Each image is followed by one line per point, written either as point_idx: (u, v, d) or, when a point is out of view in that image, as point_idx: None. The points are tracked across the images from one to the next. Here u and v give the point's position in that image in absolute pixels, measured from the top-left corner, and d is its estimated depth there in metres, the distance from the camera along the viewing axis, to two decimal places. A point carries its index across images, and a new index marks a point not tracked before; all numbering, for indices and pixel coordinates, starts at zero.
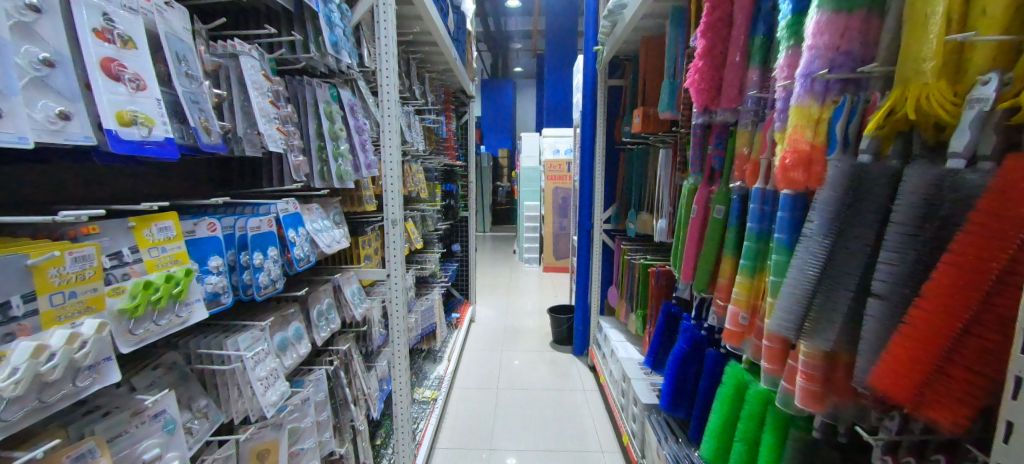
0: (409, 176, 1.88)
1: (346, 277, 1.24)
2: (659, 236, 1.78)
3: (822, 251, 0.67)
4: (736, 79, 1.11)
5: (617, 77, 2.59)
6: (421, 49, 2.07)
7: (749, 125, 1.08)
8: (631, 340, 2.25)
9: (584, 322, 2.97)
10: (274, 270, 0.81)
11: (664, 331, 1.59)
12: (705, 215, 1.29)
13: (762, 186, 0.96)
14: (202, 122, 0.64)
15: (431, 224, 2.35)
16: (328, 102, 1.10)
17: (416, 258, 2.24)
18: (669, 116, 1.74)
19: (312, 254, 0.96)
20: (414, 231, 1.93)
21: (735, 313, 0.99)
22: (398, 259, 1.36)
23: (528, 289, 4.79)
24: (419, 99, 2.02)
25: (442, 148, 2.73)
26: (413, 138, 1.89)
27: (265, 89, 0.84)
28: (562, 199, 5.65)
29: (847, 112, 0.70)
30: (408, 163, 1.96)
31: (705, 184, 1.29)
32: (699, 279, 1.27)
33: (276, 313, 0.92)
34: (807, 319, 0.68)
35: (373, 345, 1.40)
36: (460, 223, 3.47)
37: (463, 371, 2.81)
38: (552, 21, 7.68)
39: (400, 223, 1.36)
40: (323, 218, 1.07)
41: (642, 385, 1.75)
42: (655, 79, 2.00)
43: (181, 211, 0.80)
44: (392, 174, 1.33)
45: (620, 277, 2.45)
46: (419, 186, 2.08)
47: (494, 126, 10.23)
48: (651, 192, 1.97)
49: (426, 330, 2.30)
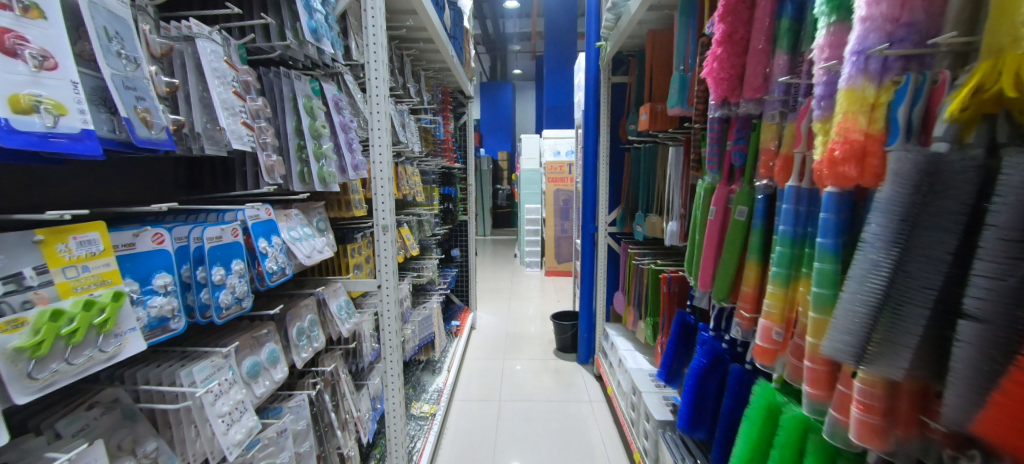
0: (403, 178, 1.78)
1: (333, 289, 1.13)
2: (670, 240, 1.67)
3: (889, 261, 0.56)
4: (761, 66, 1.00)
5: (621, 74, 2.49)
6: (416, 45, 1.97)
7: (776, 116, 0.97)
8: (640, 349, 2.14)
9: (589, 329, 2.86)
10: (239, 288, 0.70)
11: (678, 341, 1.48)
12: (724, 217, 1.18)
13: (795, 184, 0.85)
14: (139, 113, 0.53)
15: (428, 229, 2.24)
16: (309, 96, 1.00)
17: (412, 265, 2.13)
18: (680, 112, 1.63)
19: (288, 266, 0.85)
20: (410, 237, 1.83)
21: (766, 327, 0.88)
22: (390, 268, 1.25)
23: (529, 294, 4.67)
24: (414, 98, 1.92)
25: (440, 149, 2.62)
26: (407, 138, 1.78)
27: (230, 78, 0.73)
28: (563, 201, 5.55)
29: (911, 94, 0.59)
30: (403, 164, 1.85)
31: (724, 183, 1.18)
32: (719, 287, 1.16)
33: (246, 335, 0.80)
34: (872, 342, 0.57)
35: (363, 362, 1.28)
36: (459, 227, 3.37)
37: (464, 381, 2.69)
38: (551, 22, 7.59)
39: (392, 230, 1.25)
40: (304, 225, 0.96)
41: (655, 399, 1.63)
42: (662, 73, 1.90)
43: (128, 220, 0.69)
44: (382, 177, 1.21)
45: (626, 282, 2.34)
46: (415, 189, 1.97)
47: (494, 129, 10.14)
48: (660, 193, 1.86)
49: (424, 341, 2.18)
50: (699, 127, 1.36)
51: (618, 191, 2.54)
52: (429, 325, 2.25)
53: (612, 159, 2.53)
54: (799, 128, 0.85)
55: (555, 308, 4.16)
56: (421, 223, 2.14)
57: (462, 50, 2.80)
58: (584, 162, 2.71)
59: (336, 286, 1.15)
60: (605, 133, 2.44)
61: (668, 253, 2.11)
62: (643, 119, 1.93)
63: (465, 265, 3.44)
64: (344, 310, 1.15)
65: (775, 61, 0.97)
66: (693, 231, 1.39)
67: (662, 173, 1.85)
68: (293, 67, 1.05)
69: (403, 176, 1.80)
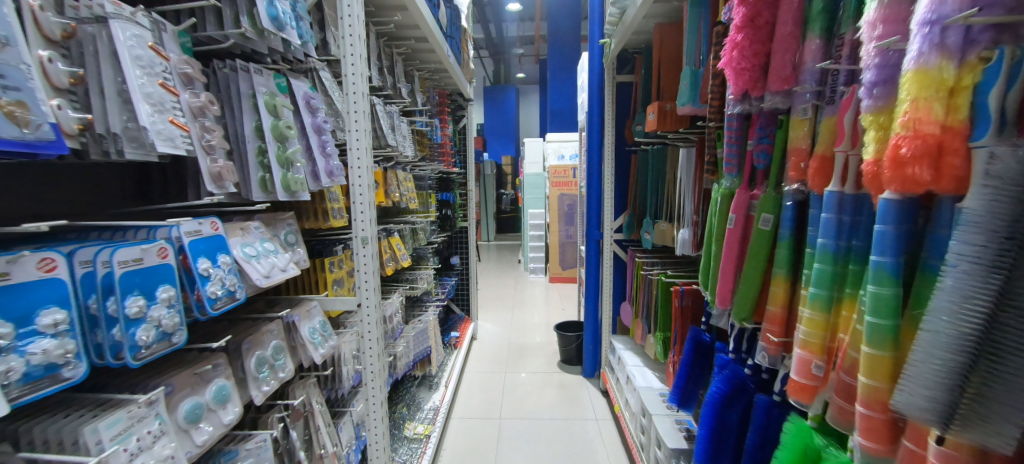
0: (393, 185, 1.67)
1: (304, 310, 1.01)
2: (681, 248, 1.54)
3: (988, 293, 0.42)
4: (789, 53, 0.87)
5: (626, 73, 2.36)
6: (408, 44, 1.86)
7: (808, 110, 0.84)
8: (649, 365, 2.00)
9: (594, 341, 2.72)
10: (166, 321, 0.58)
11: (692, 362, 1.35)
12: (745, 226, 1.05)
13: (836, 190, 0.72)
14: (2, 107, 0.41)
15: (423, 238, 2.12)
16: (274, 93, 0.88)
17: (406, 277, 2.02)
18: (691, 110, 1.50)
19: (241, 289, 0.73)
20: (402, 246, 1.71)
21: (801, 359, 0.75)
22: (371, 285, 1.13)
23: (533, 302, 4.53)
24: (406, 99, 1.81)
25: (437, 154, 2.51)
26: (397, 141, 1.67)
27: (161, 68, 0.62)
28: (568, 206, 5.42)
29: (1004, 75, 0.46)
30: (393, 169, 1.74)
31: (745, 188, 1.05)
32: (740, 305, 1.03)
33: (187, 371, 0.68)
34: (966, 399, 0.43)
35: (343, 389, 1.16)
36: (459, 234, 3.25)
37: (463, 397, 2.56)
38: (555, 24, 7.49)
39: (374, 242, 1.13)
40: (267, 239, 0.85)
41: (667, 423, 1.48)
42: (671, 70, 1.77)
43: (31, 240, 0.57)
44: (361, 183, 1.08)
45: (634, 292, 2.21)
46: (407, 196, 1.86)
47: (497, 133, 10.05)
48: (669, 198, 1.73)
49: (419, 356, 2.05)
50: (715, 126, 1.23)
51: (624, 196, 2.40)
52: (425, 339, 2.13)
53: (618, 162, 2.39)
54: (841, 123, 0.72)
55: (560, 317, 4.02)
56: (415, 231, 2.03)
57: (460, 50, 2.69)
58: (588, 165, 2.58)
59: (309, 305, 1.04)
60: (609, 135, 2.31)
61: (678, 263, 1.97)
62: (650, 119, 1.81)
63: (465, 273, 3.32)
64: (319, 333, 1.02)
65: (807, 46, 0.83)
66: (708, 241, 1.25)
67: (672, 176, 1.72)
68: (258, 61, 0.94)
69: (394, 181, 1.68)
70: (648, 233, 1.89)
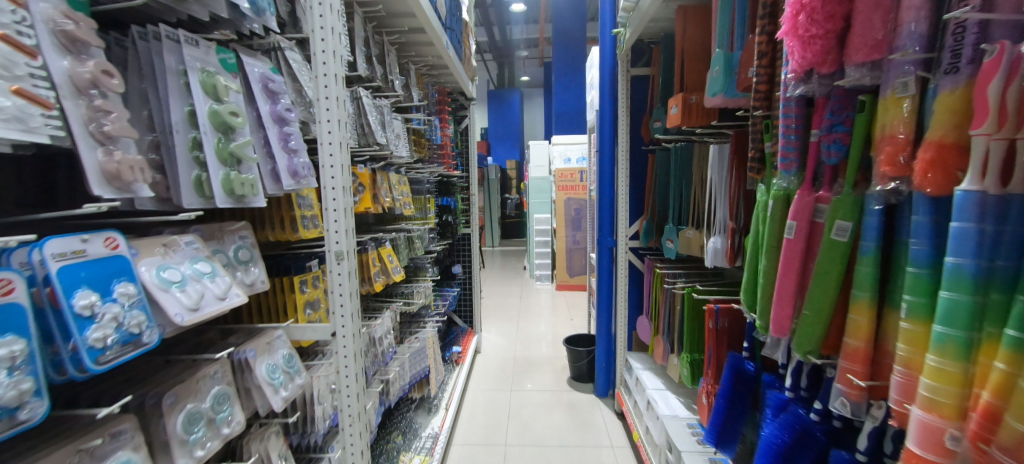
0: (385, 188, 1.48)
1: (261, 345, 0.81)
2: (712, 259, 1.35)
3: None
4: (880, 11, 0.67)
5: (641, 65, 2.16)
6: (402, 34, 1.68)
7: (909, 85, 0.64)
8: (673, 389, 1.78)
9: (608, 357, 2.50)
10: (3, 394, 0.38)
11: (730, 395, 1.13)
12: (809, 235, 0.85)
13: (970, 187, 0.52)
14: None
15: (420, 247, 1.93)
16: (216, 71, 0.69)
17: (401, 290, 1.83)
18: (722, 101, 1.31)
19: (154, 331, 0.53)
20: (394, 257, 1.52)
21: (925, 425, 0.54)
22: (347, 309, 0.92)
23: (540, 312, 4.31)
24: (400, 94, 1.62)
25: (437, 156, 2.33)
26: (389, 140, 1.48)
27: (10, 19, 0.42)
28: (575, 210, 5.19)
29: None
30: (385, 171, 1.55)
31: (807, 189, 0.85)
32: (803, 333, 0.83)
33: (70, 447, 0.48)
34: None
35: (315, 435, 0.95)
36: (462, 241, 3.07)
37: (466, 419, 2.35)
38: (559, 25, 7.33)
39: (354, 258, 0.93)
40: (206, 259, 0.66)
41: (698, 460, 1.24)
42: (697, 59, 1.57)
43: None
44: (335, 185, 0.88)
45: (653, 306, 1.99)
46: (401, 201, 1.67)
47: (501, 137, 9.88)
48: (697, 202, 1.52)
49: (415, 378, 1.84)
50: (760, 116, 1.02)
51: (640, 200, 2.20)
52: (423, 359, 1.92)
53: (633, 163, 2.19)
54: (979, 96, 0.51)
55: (568, 328, 3.80)
56: (411, 240, 1.83)
57: (462, 45, 2.51)
58: (600, 167, 2.38)
59: (273, 334, 0.86)
60: (623, 133, 2.11)
61: (705, 274, 1.76)
62: (672, 113, 1.61)
63: (467, 283, 3.12)
64: (283, 371, 0.83)
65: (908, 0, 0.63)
66: (751, 251, 1.06)
67: (700, 178, 1.52)
68: (202, 33, 0.75)
69: (386, 185, 1.49)
70: (671, 241, 1.68)
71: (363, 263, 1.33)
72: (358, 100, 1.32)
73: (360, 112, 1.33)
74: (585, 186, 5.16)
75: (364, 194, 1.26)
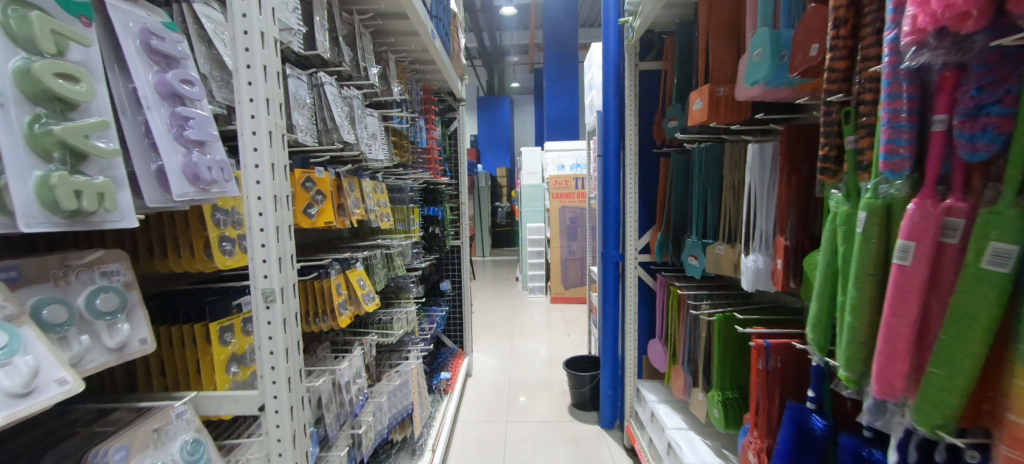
0: (356, 197, 1.20)
1: (139, 436, 0.53)
2: (752, 282, 1.13)
3: None
4: None
5: (651, 59, 1.93)
6: (379, 17, 1.42)
7: None
8: (696, 428, 1.53)
9: (614, 383, 2.24)
10: None
11: (791, 459, 0.89)
12: (934, 261, 0.60)
13: None
14: None
15: (401, 265, 1.65)
16: (45, 10, 0.43)
17: (377, 317, 1.54)
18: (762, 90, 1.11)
19: None
20: (367, 281, 1.24)
21: None
22: (282, 370, 0.62)
23: (535, 328, 4.04)
24: (375, 85, 1.36)
25: (420, 161, 2.07)
26: (359, 138, 1.21)
27: None
28: (570, 219, 4.95)
29: None
30: (356, 176, 1.28)
31: (927, 198, 0.61)
32: (930, 398, 0.59)
33: None
34: None
35: None
36: (451, 254, 2.80)
37: (456, 458, 2.07)
38: (551, 29, 7.16)
39: (296, 299, 0.65)
40: (10, 324, 0.38)
41: None
42: (724, 45, 1.34)
43: None
44: (262, 194, 0.59)
45: (670, 331, 1.75)
46: (376, 212, 1.40)
47: (492, 144, 9.65)
48: (730, 212, 1.28)
49: (397, 420, 1.56)
50: (837, 102, 0.79)
51: (651, 210, 1.95)
52: (406, 396, 1.64)
53: (643, 169, 1.95)
54: None
55: (566, 346, 3.53)
56: (390, 259, 1.56)
57: (450, 39, 2.26)
58: (605, 173, 2.14)
59: (169, 415, 0.58)
60: (632, 134, 1.87)
61: (731, 295, 1.52)
62: (696, 107, 1.37)
63: (457, 301, 2.85)
64: None
65: None
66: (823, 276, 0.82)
67: (733, 183, 1.28)
68: None
69: (357, 192, 1.22)
70: (694, 257, 1.44)
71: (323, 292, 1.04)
72: (318, 87, 1.05)
73: (319, 102, 1.06)
74: (580, 194, 4.93)
75: (325, 205, 0.99)
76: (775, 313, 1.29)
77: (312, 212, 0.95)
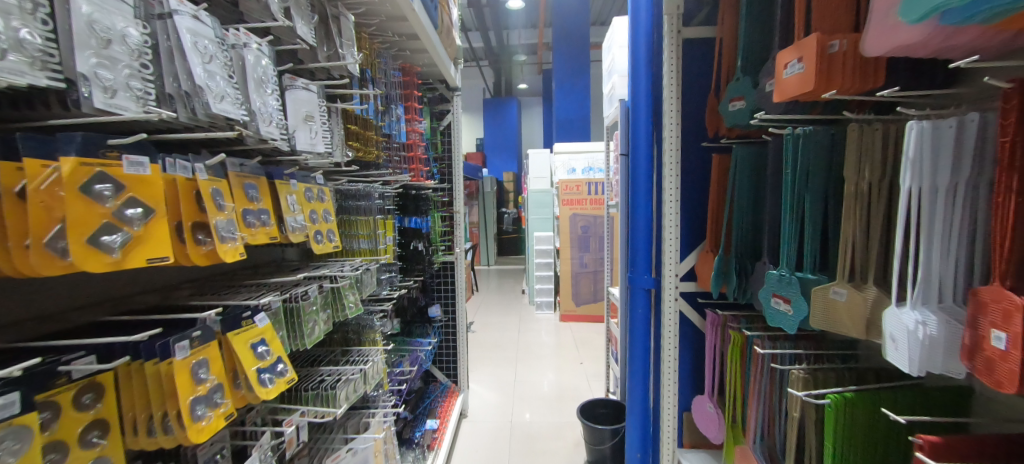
0: (253, 209, 0.75)
1: None
2: (915, 359, 0.67)
3: None
4: None
5: (698, 23, 1.46)
6: None
7: None
8: None
9: (646, 445, 1.74)
10: None
11: None
12: None
13: None
14: None
15: (359, 298, 1.19)
16: None
17: (315, 379, 1.07)
18: (936, 24, 0.66)
19: None
20: (275, 344, 0.77)
21: None
22: None
23: (543, 352, 3.54)
24: (303, 43, 0.91)
25: (393, 160, 1.61)
26: (259, 113, 0.74)
27: None
28: (582, 228, 4.45)
29: None
30: (264, 173, 0.82)
31: None
32: None
33: None
34: None
35: None
36: (442, 272, 2.34)
37: None
38: (561, 26, 6.73)
39: None
40: None
41: None
42: None
43: None
44: None
45: (735, 393, 1.26)
46: (307, 230, 0.93)
47: (498, 147, 9.22)
48: (856, 234, 0.80)
49: None
50: None
51: (697, 223, 1.47)
52: None
53: (688, 170, 1.47)
54: None
55: (577, 376, 3.05)
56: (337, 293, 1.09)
57: (439, 9, 1.82)
58: (634, 175, 1.66)
59: None
60: (674, 122, 1.40)
61: (825, 357, 1.06)
62: (791, 72, 0.90)
63: (449, 329, 2.38)
64: None
65: None
66: None
67: (858, 189, 0.80)
68: None
69: (260, 202, 0.77)
70: (779, 298, 0.96)
71: (167, 381, 0.57)
72: (161, 19, 0.59)
73: (163, 43, 0.59)
74: (593, 200, 4.45)
75: (149, 228, 0.52)
76: (921, 407, 0.82)
77: (114, 241, 0.48)
